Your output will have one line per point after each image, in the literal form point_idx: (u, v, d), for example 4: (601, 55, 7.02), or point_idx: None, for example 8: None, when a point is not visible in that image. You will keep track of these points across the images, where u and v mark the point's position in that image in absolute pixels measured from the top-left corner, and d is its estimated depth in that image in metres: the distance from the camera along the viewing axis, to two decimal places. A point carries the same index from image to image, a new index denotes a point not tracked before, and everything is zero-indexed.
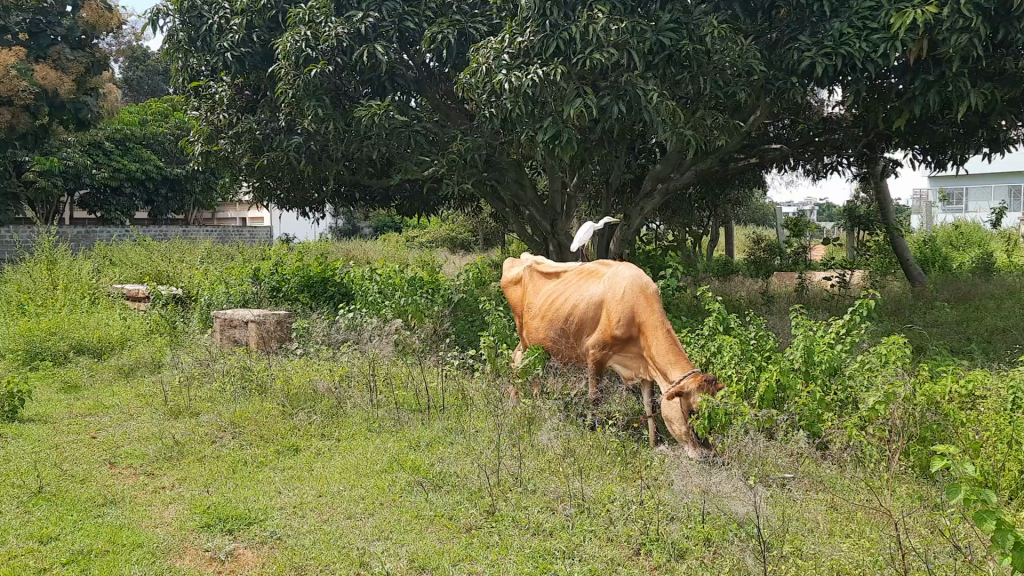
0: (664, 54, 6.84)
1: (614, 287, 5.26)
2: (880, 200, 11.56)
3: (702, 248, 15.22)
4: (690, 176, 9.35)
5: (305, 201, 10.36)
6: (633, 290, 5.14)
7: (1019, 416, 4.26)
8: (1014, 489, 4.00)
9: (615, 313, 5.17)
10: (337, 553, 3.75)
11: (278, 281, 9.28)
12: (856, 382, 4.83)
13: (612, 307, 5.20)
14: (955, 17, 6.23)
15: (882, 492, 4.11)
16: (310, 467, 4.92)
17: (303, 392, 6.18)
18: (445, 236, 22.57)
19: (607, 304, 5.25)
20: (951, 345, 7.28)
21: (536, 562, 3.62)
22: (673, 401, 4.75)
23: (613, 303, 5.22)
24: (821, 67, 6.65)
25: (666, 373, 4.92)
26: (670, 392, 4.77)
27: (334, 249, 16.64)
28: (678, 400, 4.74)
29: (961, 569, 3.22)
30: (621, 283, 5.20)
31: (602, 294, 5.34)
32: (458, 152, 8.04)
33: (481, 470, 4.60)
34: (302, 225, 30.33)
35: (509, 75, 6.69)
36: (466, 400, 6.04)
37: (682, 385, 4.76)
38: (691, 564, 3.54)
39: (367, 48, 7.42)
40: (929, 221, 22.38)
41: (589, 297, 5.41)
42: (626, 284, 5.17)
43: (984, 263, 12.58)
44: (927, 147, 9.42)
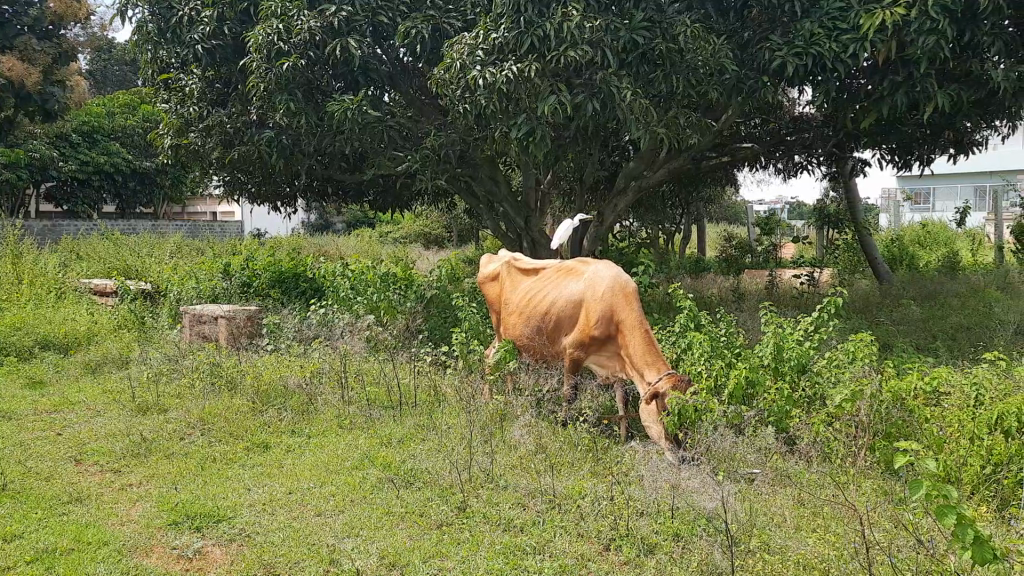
0: (638, 52, 6.88)
1: (593, 286, 5.29)
2: (850, 199, 11.72)
3: (675, 246, 15.33)
4: (663, 174, 9.40)
5: (277, 195, 10.28)
6: (613, 289, 5.17)
7: (981, 411, 4.35)
8: (975, 484, 4.09)
9: (594, 312, 5.20)
10: (306, 551, 3.74)
11: (249, 277, 9.20)
12: (824, 379, 4.94)
13: (591, 307, 5.23)
14: (923, 18, 6.33)
15: (847, 487, 4.17)
16: (280, 463, 4.88)
17: (274, 388, 6.14)
18: (419, 231, 22.52)
19: (586, 303, 5.28)
20: (917, 343, 7.40)
21: (506, 558, 3.63)
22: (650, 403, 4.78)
23: (592, 302, 5.25)
24: (792, 66, 6.73)
25: (642, 373, 4.96)
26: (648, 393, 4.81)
27: (306, 244, 16.51)
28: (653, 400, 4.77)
29: (923, 562, 3.28)
30: (600, 283, 5.23)
31: (580, 292, 5.38)
32: (432, 148, 8.01)
33: (453, 466, 4.60)
34: (274, 220, 30.07)
35: (483, 72, 6.69)
36: (438, 397, 6.03)
37: (659, 385, 4.81)
38: (660, 559, 3.58)
39: (340, 43, 7.37)
40: (897, 220, 22.73)
41: (567, 296, 5.44)
42: (606, 283, 5.21)
43: (950, 262, 12.80)
44: (895, 147, 9.56)
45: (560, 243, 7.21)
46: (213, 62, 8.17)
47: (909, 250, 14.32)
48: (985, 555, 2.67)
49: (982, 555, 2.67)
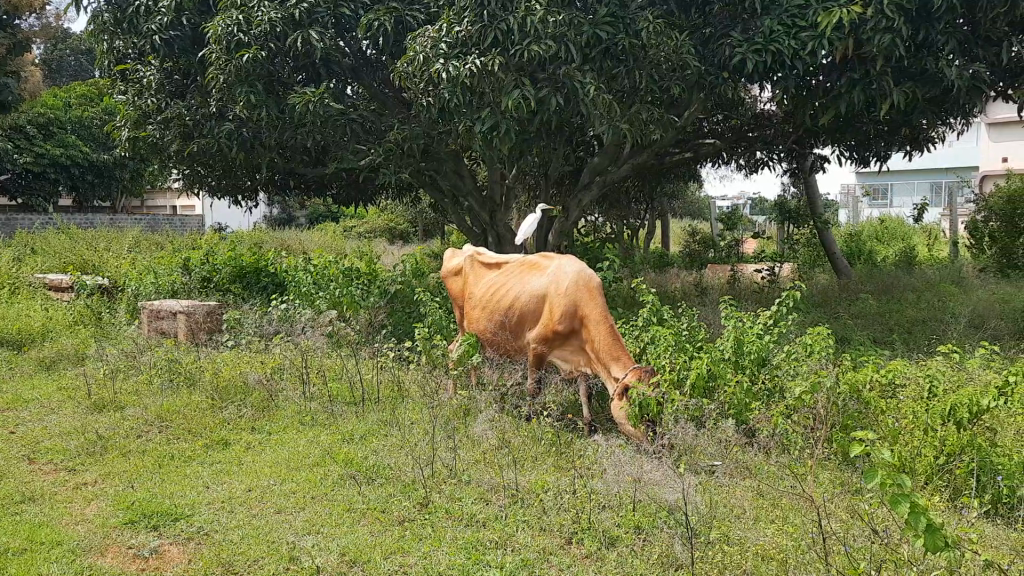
0: (602, 47, 6.90)
1: (557, 280, 5.29)
2: (810, 195, 11.90)
3: (639, 241, 15.43)
4: (627, 169, 9.43)
5: (237, 188, 10.13)
6: (576, 284, 5.18)
7: (935, 404, 4.43)
8: (929, 475, 4.15)
9: (558, 307, 5.20)
10: (266, 549, 3.69)
11: (209, 272, 9.06)
12: (783, 372, 4.99)
13: (555, 301, 5.23)
14: (879, 17, 6.43)
15: (805, 478, 4.24)
16: (240, 460, 4.83)
17: (234, 384, 6.05)
18: (384, 226, 22.40)
19: (550, 298, 5.28)
20: (874, 336, 7.54)
21: (468, 553, 3.62)
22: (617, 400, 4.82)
23: (555, 297, 5.25)
24: (752, 63, 6.80)
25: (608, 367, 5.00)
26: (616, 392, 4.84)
27: (269, 239, 16.35)
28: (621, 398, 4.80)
29: (878, 552, 3.34)
30: (564, 278, 5.23)
31: (544, 288, 5.37)
32: (395, 142, 7.96)
33: (415, 462, 4.58)
34: (235, 214, 29.69)
35: (446, 65, 6.64)
36: (401, 392, 6.00)
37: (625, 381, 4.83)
38: (622, 552, 3.60)
39: (302, 34, 7.27)
40: (855, 215, 23.12)
41: (530, 291, 5.43)
42: (570, 278, 5.21)
43: (908, 257, 13.05)
44: (854, 144, 9.71)
45: (525, 238, 7.21)
46: (171, 54, 8.02)
47: (867, 245, 14.60)
48: (937, 543, 2.76)
49: (934, 542, 2.75)
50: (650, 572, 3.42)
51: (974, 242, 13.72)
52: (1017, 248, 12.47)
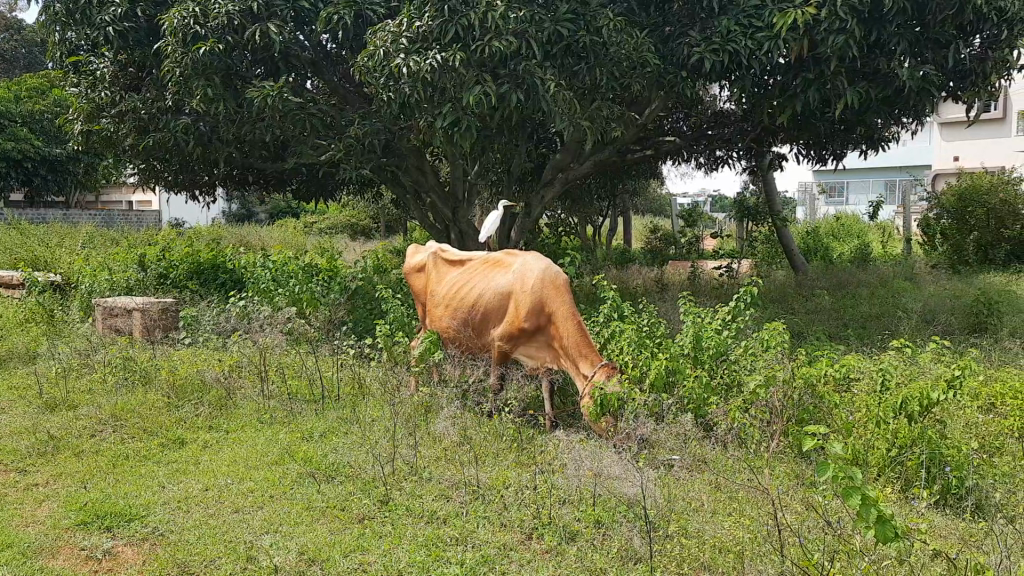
0: (562, 44, 6.92)
1: (522, 278, 5.28)
2: (768, 193, 12.05)
3: (601, 237, 15.50)
4: (589, 166, 9.46)
5: (195, 183, 9.96)
6: (543, 281, 5.19)
7: (888, 397, 4.53)
8: (881, 467, 4.24)
9: (524, 304, 5.19)
10: (223, 548, 3.65)
11: (165, 268, 8.90)
12: (740, 366, 5.03)
13: (520, 299, 5.22)
14: (833, 18, 6.56)
15: (761, 471, 4.31)
16: (197, 459, 4.76)
17: (190, 383, 5.95)
18: (345, 221, 22.23)
19: (515, 295, 5.27)
20: (829, 331, 7.67)
21: (428, 550, 3.61)
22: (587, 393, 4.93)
23: (520, 294, 5.24)
24: (710, 62, 6.89)
25: (575, 361, 5.03)
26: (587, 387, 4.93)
27: (227, 235, 16.14)
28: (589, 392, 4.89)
29: (831, 543, 3.40)
30: (530, 276, 5.23)
31: (509, 285, 5.36)
32: (355, 137, 7.90)
33: (375, 459, 4.56)
34: (192, 209, 29.23)
35: (407, 60, 6.61)
36: (362, 390, 5.95)
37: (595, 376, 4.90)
38: (582, 546, 3.62)
39: (260, 28, 7.17)
40: (811, 212, 23.49)
41: (496, 288, 5.41)
42: (536, 276, 5.21)
43: (862, 254, 13.29)
44: (811, 143, 9.86)
45: (487, 236, 7.19)
46: (125, 46, 7.84)
47: (823, 242, 14.85)
48: (888, 533, 2.83)
49: (885, 534, 2.82)
50: (609, 567, 3.45)
51: (926, 239, 14.02)
52: (966, 245, 12.80)
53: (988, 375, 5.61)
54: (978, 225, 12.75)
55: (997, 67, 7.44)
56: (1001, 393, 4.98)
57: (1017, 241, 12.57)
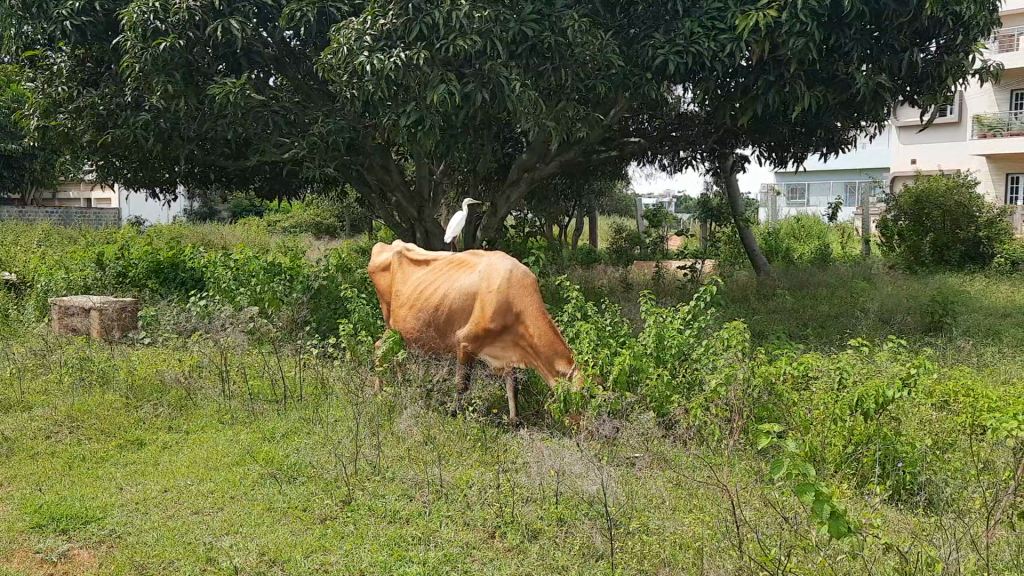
0: (528, 44, 6.94)
1: (488, 278, 5.29)
2: (731, 194, 12.19)
3: (567, 237, 15.55)
4: (555, 166, 9.48)
5: (155, 181, 9.81)
6: (509, 281, 5.20)
7: (845, 394, 4.61)
8: (838, 463, 4.32)
9: (489, 304, 5.20)
10: (181, 550, 3.61)
11: (124, 267, 8.75)
12: (701, 365, 5.09)
13: (486, 299, 5.22)
14: (793, 22, 6.67)
15: (720, 468, 4.36)
16: (156, 460, 4.69)
17: (149, 383, 5.87)
18: (310, 220, 22.05)
19: (481, 295, 5.27)
20: (789, 330, 7.79)
21: (390, 550, 3.60)
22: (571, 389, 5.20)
23: (486, 294, 5.25)
24: (673, 64, 6.96)
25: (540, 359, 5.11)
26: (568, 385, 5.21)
27: (188, 233, 15.91)
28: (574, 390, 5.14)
29: (788, 538, 3.46)
30: (496, 275, 5.24)
31: (475, 285, 5.36)
32: (319, 134, 7.84)
33: (338, 460, 4.54)
34: (152, 207, 28.78)
35: (371, 58, 6.57)
36: (325, 390, 5.91)
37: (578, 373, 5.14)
38: (544, 544, 3.64)
39: (222, 24, 7.09)
40: (773, 213, 23.81)
41: (461, 288, 5.41)
42: (502, 276, 5.22)
43: (822, 254, 13.51)
44: (773, 145, 10.00)
45: (453, 236, 7.19)
46: (83, 41, 7.69)
47: (785, 243, 15.06)
48: (841, 528, 2.89)
49: (839, 528, 2.88)
50: (571, 564, 3.47)
51: (884, 240, 14.27)
52: (923, 246, 13.09)
53: (942, 373, 5.74)
54: (935, 226, 13.05)
55: (951, 72, 7.61)
56: (955, 391, 5.09)
57: (972, 242, 12.87)
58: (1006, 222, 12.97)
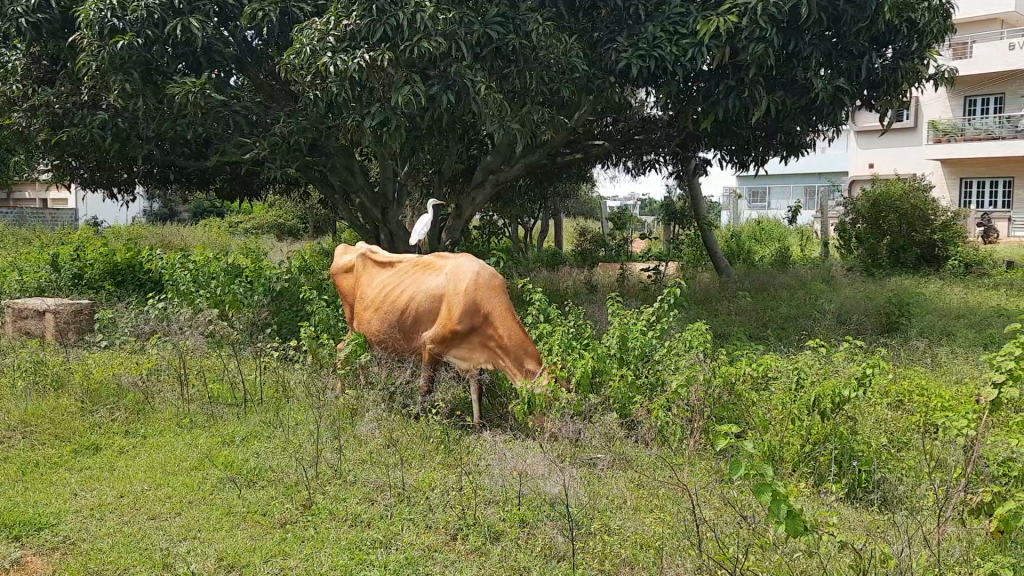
0: (492, 46, 6.95)
1: (455, 279, 5.29)
2: (693, 197, 12.33)
3: (532, 239, 15.60)
4: (519, 168, 9.49)
5: (112, 181, 9.63)
6: (475, 282, 5.21)
7: (803, 394, 4.68)
8: (796, 463, 4.39)
9: (456, 305, 5.19)
10: (137, 556, 3.55)
11: (80, 269, 8.58)
12: (664, 366, 5.12)
13: (452, 300, 5.22)
14: (753, 27, 6.78)
15: (681, 468, 4.41)
16: (112, 466, 4.61)
17: (105, 387, 5.76)
18: (272, 221, 21.84)
19: (447, 296, 5.26)
20: (749, 331, 7.89)
21: (351, 554, 3.58)
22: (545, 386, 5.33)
23: (452, 295, 5.25)
24: (636, 68, 7.04)
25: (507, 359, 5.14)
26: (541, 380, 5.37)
27: (147, 235, 15.65)
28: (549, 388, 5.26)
29: (746, 536, 3.51)
30: (462, 276, 5.25)
31: (441, 287, 5.35)
32: (281, 135, 7.77)
33: (299, 463, 4.50)
34: (109, 208, 28.28)
35: (334, 58, 6.51)
36: (286, 393, 5.86)
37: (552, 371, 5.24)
38: (506, 546, 3.65)
39: (182, 22, 6.99)
40: (735, 216, 24.10)
41: (427, 290, 5.40)
42: (468, 277, 5.23)
43: (782, 257, 13.71)
44: (734, 149, 10.07)
45: (417, 240, 7.18)
46: (38, 38, 7.54)
47: (746, 245, 15.26)
48: (798, 526, 2.94)
49: (795, 526, 2.92)
50: (533, 565, 3.48)
51: (842, 242, 14.52)
52: (880, 249, 13.34)
53: (896, 373, 5.87)
54: (891, 229, 13.29)
55: (907, 77, 7.79)
56: (909, 390, 5.23)
57: (927, 245, 13.14)
58: (959, 225, 13.31)
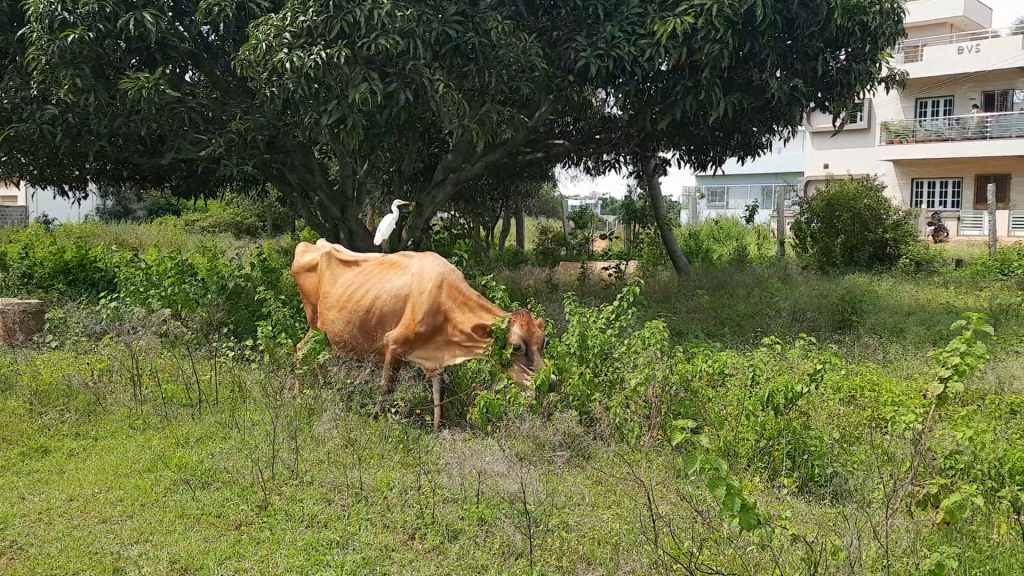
0: (451, 45, 6.92)
1: (419, 279, 5.32)
2: (653, 196, 12.44)
3: (493, 238, 15.61)
4: (480, 167, 9.49)
5: (63, 178, 9.42)
6: (440, 283, 5.25)
7: (757, 390, 4.75)
8: (751, 457, 4.44)
9: (421, 306, 5.22)
10: (87, 561, 3.47)
11: (29, 268, 8.37)
12: (622, 363, 5.16)
13: (417, 301, 5.25)
14: (708, 28, 6.87)
15: (638, 464, 4.45)
16: (61, 468, 4.50)
17: (55, 388, 5.63)
18: (229, 220, 21.53)
19: (412, 297, 5.29)
20: (707, 329, 7.98)
21: (307, 555, 3.54)
22: (537, 336, 5.14)
23: (417, 297, 5.27)
24: (595, 67, 7.07)
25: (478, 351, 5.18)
26: (526, 325, 5.11)
27: (100, 233, 15.33)
28: (534, 348, 5.14)
29: (700, 531, 3.55)
30: (427, 277, 5.28)
31: (405, 287, 5.38)
32: (237, 132, 7.66)
33: (254, 464, 4.45)
34: (60, 205, 27.67)
35: (290, 55, 6.45)
36: (242, 393, 5.78)
37: (514, 337, 5.10)
38: (464, 543, 3.65)
39: (135, 17, 6.86)
40: (694, 215, 24.31)
41: (391, 291, 5.41)
42: (433, 277, 5.27)
43: (740, 256, 13.89)
44: (692, 149, 10.22)
45: (382, 240, 7.12)
46: None
47: (704, 244, 15.44)
48: (750, 520, 2.98)
49: (747, 519, 2.96)
50: (490, 563, 3.49)
51: (798, 241, 14.76)
52: (834, 247, 13.59)
53: (849, 370, 5.99)
54: (845, 228, 13.52)
55: (859, 79, 7.95)
56: (860, 386, 5.35)
57: (879, 244, 13.41)
58: (911, 225, 13.62)
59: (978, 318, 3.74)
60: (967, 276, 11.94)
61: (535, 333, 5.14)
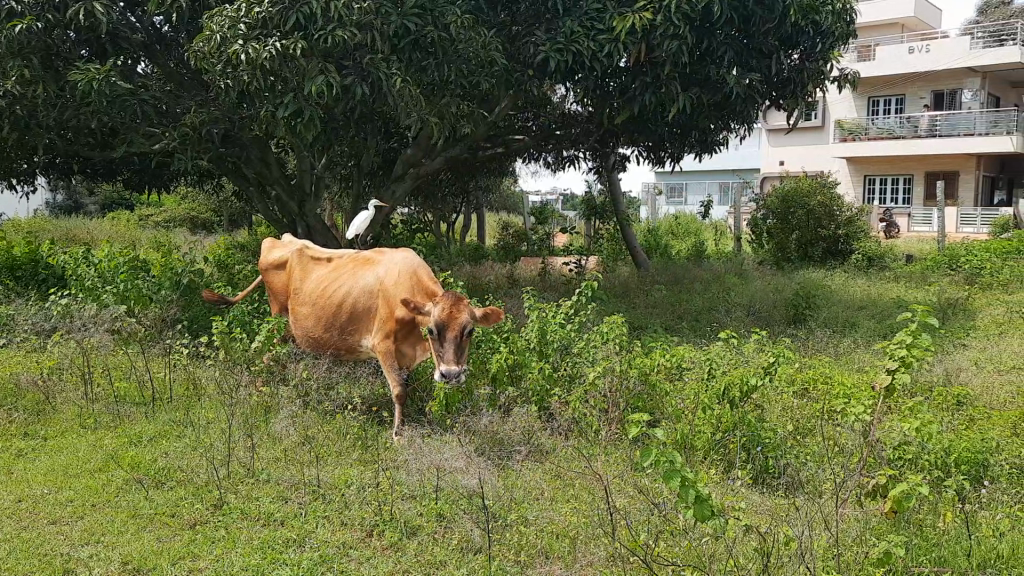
0: (410, 38, 6.78)
1: (390, 275, 5.35)
2: (613, 192, 12.51)
3: (453, 234, 15.58)
4: (440, 161, 9.46)
5: (10, 172, 9.18)
6: (410, 279, 5.28)
7: (713, 384, 4.83)
8: (707, 450, 4.46)
9: (390, 302, 5.24)
10: (36, 563, 3.40)
11: None
12: (581, 358, 5.18)
13: (387, 297, 5.27)
14: (666, 24, 6.92)
15: (595, 457, 4.48)
16: (9, 469, 4.39)
17: (2, 387, 5.49)
18: (185, 214, 21.14)
19: (382, 292, 5.31)
20: (664, 324, 8.06)
21: (263, 553, 3.51)
22: (456, 322, 4.80)
23: (387, 292, 5.30)
24: (554, 62, 7.08)
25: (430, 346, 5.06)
26: (446, 308, 4.82)
27: (50, 228, 14.94)
28: (451, 334, 4.79)
29: (656, 522, 3.59)
30: (398, 273, 5.32)
31: (377, 284, 5.40)
32: (191, 125, 7.53)
33: (209, 463, 4.39)
34: (7, 199, 26.90)
35: (245, 46, 6.36)
36: (197, 391, 5.70)
37: (432, 318, 4.85)
38: (422, 540, 3.64)
39: (84, 6, 6.69)
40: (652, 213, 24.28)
41: (363, 287, 5.44)
42: (403, 274, 5.30)
43: (698, 251, 14.04)
44: (650, 145, 10.30)
45: (357, 234, 7.05)
46: None
47: (663, 240, 15.58)
48: (704, 511, 3.01)
49: (701, 511, 3.00)
50: (448, 558, 3.49)
51: (754, 237, 14.96)
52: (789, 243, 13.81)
53: (802, 364, 6.09)
54: (800, 224, 13.75)
55: (813, 77, 8.08)
56: (812, 380, 5.45)
57: (833, 240, 13.67)
58: (863, 221, 13.89)
59: (923, 311, 3.85)
60: (917, 271, 12.22)
61: (457, 320, 4.81)
